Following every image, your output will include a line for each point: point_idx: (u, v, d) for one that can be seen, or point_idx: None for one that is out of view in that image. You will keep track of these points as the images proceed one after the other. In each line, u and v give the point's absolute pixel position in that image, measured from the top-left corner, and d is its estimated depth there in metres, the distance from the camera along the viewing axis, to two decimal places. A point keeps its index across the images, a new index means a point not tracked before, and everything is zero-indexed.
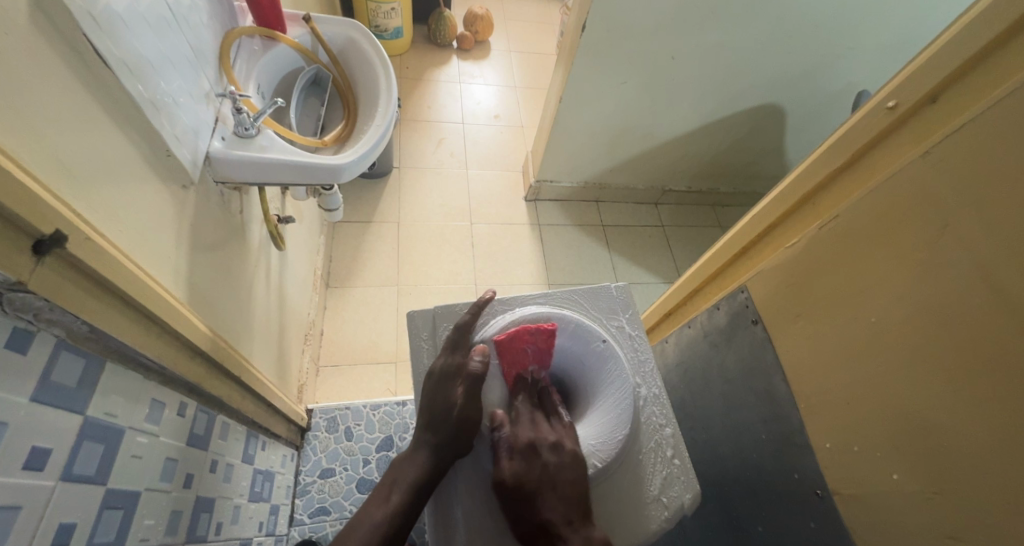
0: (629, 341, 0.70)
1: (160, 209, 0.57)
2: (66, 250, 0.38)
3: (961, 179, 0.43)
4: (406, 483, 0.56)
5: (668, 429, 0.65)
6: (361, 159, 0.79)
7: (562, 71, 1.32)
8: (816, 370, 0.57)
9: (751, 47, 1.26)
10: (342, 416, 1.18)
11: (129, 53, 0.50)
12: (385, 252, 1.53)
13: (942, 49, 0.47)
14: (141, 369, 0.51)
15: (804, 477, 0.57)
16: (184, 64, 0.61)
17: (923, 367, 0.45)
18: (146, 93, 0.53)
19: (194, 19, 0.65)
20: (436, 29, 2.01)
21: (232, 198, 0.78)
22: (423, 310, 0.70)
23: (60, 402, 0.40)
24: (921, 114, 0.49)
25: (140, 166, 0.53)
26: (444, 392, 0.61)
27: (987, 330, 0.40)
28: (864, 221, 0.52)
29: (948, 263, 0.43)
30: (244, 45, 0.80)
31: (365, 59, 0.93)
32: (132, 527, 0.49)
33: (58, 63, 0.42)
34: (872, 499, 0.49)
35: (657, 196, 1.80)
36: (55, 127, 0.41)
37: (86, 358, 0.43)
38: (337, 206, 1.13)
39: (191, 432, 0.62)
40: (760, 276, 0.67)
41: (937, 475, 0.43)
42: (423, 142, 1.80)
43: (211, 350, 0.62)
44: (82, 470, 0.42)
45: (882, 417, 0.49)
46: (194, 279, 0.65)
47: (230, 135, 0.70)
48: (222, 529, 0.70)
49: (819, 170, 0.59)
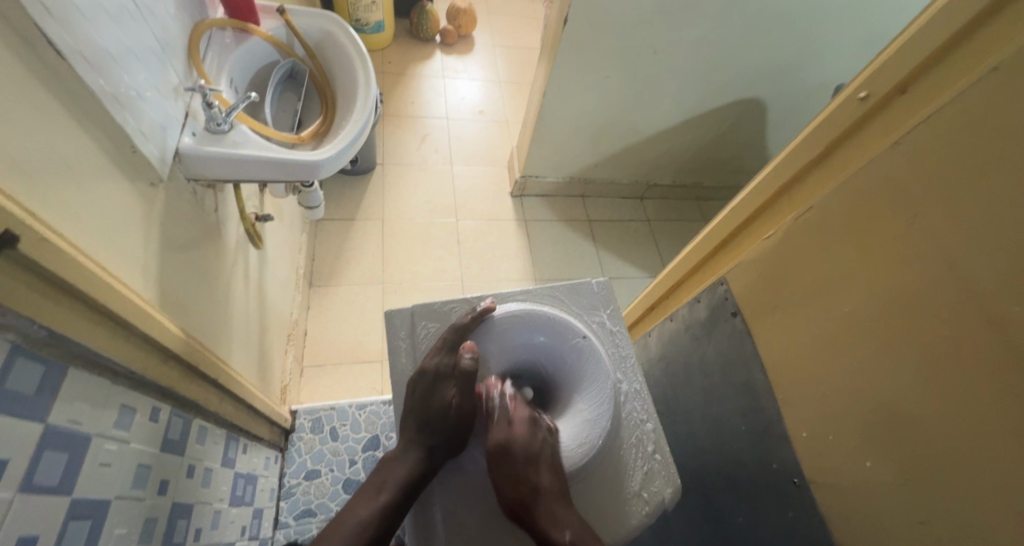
0: (611, 337, 0.70)
1: (125, 207, 0.55)
2: (18, 251, 0.36)
3: (928, 168, 0.43)
4: (394, 484, 0.55)
5: (649, 424, 0.64)
6: (339, 155, 0.78)
7: (545, 66, 1.30)
8: (792, 361, 0.58)
9: (732, 40, 1.26)
10: (327, 416, 1.17)
11: (87, 46, 0.48)
12: (369, 250, 1.51)
13: (912, 39, 0.46)
14: (106, 374, 0.49)
15: (782, 466, 0.58)
16: (149, 57, 0.59)
17: (896, 357, 0.45)
18: (107, 87, 0.51)
19: (160, 11, 0.63)
20: (418, 23, 1.98)
21: (206, 195, 0.76)
22: (401, 309, 0.68)
23: (18, 410, 0.38)
24: (891, 105, 0.49)
25: (101, 164, 0.51)
26: (437, 394, 0.59)
27: (957, 320, 0.40)
28: (838, 213, 0.52)
29: (919, 253, 0.43)
30: (215, 38, 0.78)
31: (341, 52, 0.91)
32: (103, 536, 0.47)
33: (4, 54, 0.39)
34: (847, 489, 0.50)
35: (643, 190, 1.80)
36: (4, 125, 0.39)
37: (47, 364, 0.41)
38: (318, 204, 1.11)
39: (165, 437, 0.60)
40: (739, 269, 0.67)
41: (907, 462, 0.44)
42: (406, 138, 1.77)
43: (186, 353, 0.61)
44: (45, 479, 0.41)
45: (855, 406, 0.49)
46: (164, 279, 0.63)
47: (202, 131, 0.68)
48: (201, 535, 0.68)
49: (794, 162, 0.59)
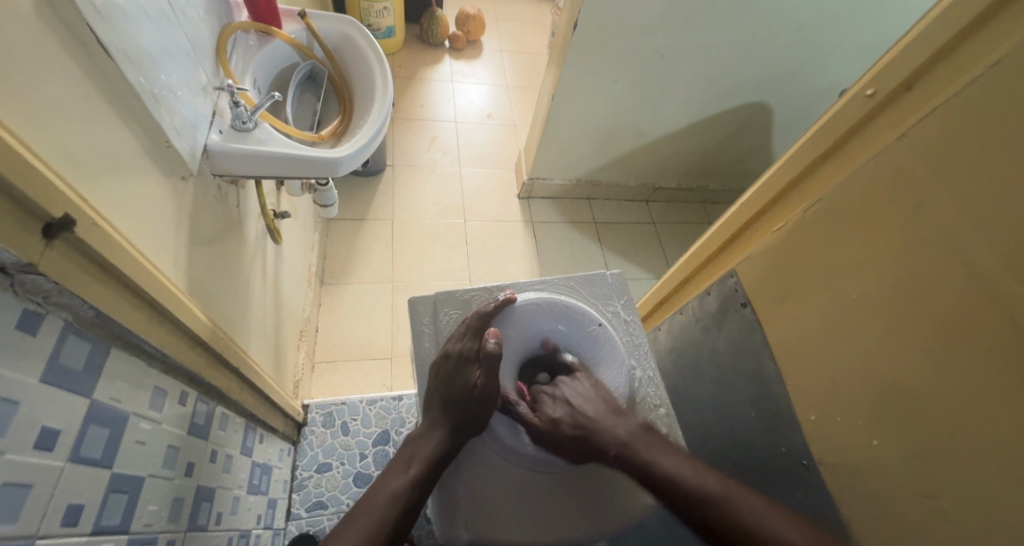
0: (624, 326, 0.73)
1: (160, 199, 0.58)
2: (74, 234, 0.38)
3: (933, 157, 0.45)
4: (424, 458, 0.57)
5: (662, 409, 0.66)
6: (357, 152, 0.81)
7: (554, 70, 1.33)
8: (801, 346, 0.60)
9: (738, 45, 1.28)
10: (338, 411, 1.19)
11: (130, 45, 0.50)
12: (379, 250, 1.54)
13: (916, 39, 0.49)
14: (142, 355, 0.52)
15: (791, 451, 0.60)
16: (182, 57, 0.62)
17: (902, 339, 0.47)
18: (146, 84, 0.53)
19: (192, 13, 0.66)
20: (428, 28, 2.02)
21: (229, 191, 0.78)
22: (424, 296, 0.71)
23: (68, 384, 0.41)
24: (896, 101, 0.51)
25: (140, 157, 0.54)
26: (462, 375, 0.61)
27: (963, 299, 0.42)
28: (845, 204, 0.54)
29: (923, 239, 0.46)
30: (239, 40, 0.81)
31: (360, 54, 0.94)
32: (137, 512, 0.49)
33: (59, 50, 0.42)
34: (854, 469, 0.51)
35: (648, 193, 1.83)
36: (60, 118, 0.42)
37: (92, 342, 0.44)
38: (333, 202, 1.13)
39: (192, 422, 0.62)
40: (748, 262, 0.69)
41: (913, 438, 0.46)
42: (416, 140, 1.81)
43: (212, 341, 0.63)
44: (90, 452, 0.43)
45: (864, 387, 0.51)
46: (192, 268, 0.65)
47: (227, 129, 0.71)
48: (222, 519, 0.70)
49: (802, 157, 0.61)
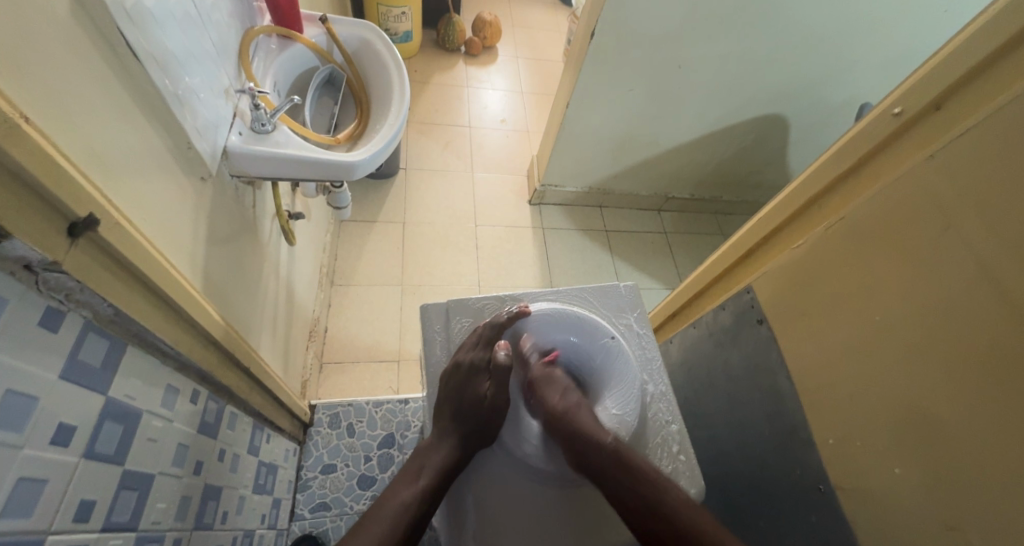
0: (637, 339, 0.72)
1: (180, 199, 0.58)
2: (98, 234, 0.39)
3: (964, 180, 0.44)
4: (433, 470, 0.57)
5: (674, 425, 0.66)
6: (373, 158, 0.81)
7: (570, 77, 1.33)
8: (819, 368, 0.59)
9: (756, 56, 1.28)
10: (345, 412, 1.19)
11: (157, 47, 0.51)
12: (389, 253, 1.54)
13: (946, 60, 0.48)
14: (158, 353, 0.52)
15: (806, 472, 0.59)
16: (207, 60, 0.63)
17: (930, 362, 0.46)
18: (171, 86, 0.54)
19: (217, 17, 0.67)
20: (445, 33, 2.04)
21: (245, 192, 0.79)
22: (436, 303, 0.71)
23: (85, 380, 0.41)
24: (926, 120, 0.50)
25: (162, 158, 0.55)
26: (471, 385, 0.62)
27: (992, 324, 0.41)
28: (869, 225, 0.53)
29: (951, 262, 0.45)
30: (261, 44, 0.82)
31: (378, 59, 0.95)
32: (146, 508, 0.50)
33: (92, 51, 0.43)
34: (875, 494, 0.50)
35: (660, 203, 1.82)
36: (91, 121, 0.42)
37: (110, 340, 0.45)
38: (346, 204, 1.13)
39: (202, 420, 0.63)
40: (764, 278, 0.68)
41: (937, 467, 0.45)
42: (430, 144, 1.82)
43: (224, 340, 0.64)
44: (103, 448, 0.44)
45: (884, 414, 0.50)
46: (209, 268, 0.66)
47: (247, 131, 0.72)
48: (227, 519, 0.70)
49: (824, 174, 0.61)
